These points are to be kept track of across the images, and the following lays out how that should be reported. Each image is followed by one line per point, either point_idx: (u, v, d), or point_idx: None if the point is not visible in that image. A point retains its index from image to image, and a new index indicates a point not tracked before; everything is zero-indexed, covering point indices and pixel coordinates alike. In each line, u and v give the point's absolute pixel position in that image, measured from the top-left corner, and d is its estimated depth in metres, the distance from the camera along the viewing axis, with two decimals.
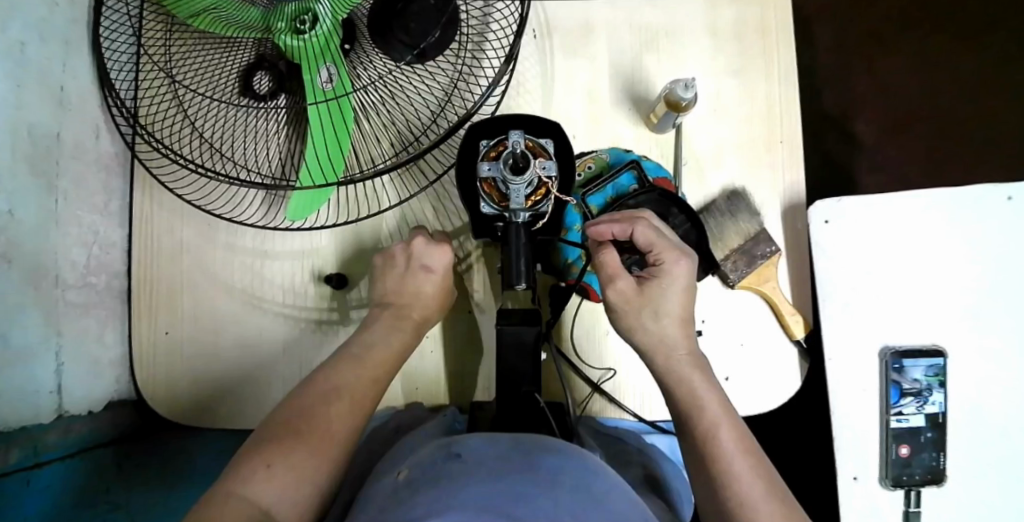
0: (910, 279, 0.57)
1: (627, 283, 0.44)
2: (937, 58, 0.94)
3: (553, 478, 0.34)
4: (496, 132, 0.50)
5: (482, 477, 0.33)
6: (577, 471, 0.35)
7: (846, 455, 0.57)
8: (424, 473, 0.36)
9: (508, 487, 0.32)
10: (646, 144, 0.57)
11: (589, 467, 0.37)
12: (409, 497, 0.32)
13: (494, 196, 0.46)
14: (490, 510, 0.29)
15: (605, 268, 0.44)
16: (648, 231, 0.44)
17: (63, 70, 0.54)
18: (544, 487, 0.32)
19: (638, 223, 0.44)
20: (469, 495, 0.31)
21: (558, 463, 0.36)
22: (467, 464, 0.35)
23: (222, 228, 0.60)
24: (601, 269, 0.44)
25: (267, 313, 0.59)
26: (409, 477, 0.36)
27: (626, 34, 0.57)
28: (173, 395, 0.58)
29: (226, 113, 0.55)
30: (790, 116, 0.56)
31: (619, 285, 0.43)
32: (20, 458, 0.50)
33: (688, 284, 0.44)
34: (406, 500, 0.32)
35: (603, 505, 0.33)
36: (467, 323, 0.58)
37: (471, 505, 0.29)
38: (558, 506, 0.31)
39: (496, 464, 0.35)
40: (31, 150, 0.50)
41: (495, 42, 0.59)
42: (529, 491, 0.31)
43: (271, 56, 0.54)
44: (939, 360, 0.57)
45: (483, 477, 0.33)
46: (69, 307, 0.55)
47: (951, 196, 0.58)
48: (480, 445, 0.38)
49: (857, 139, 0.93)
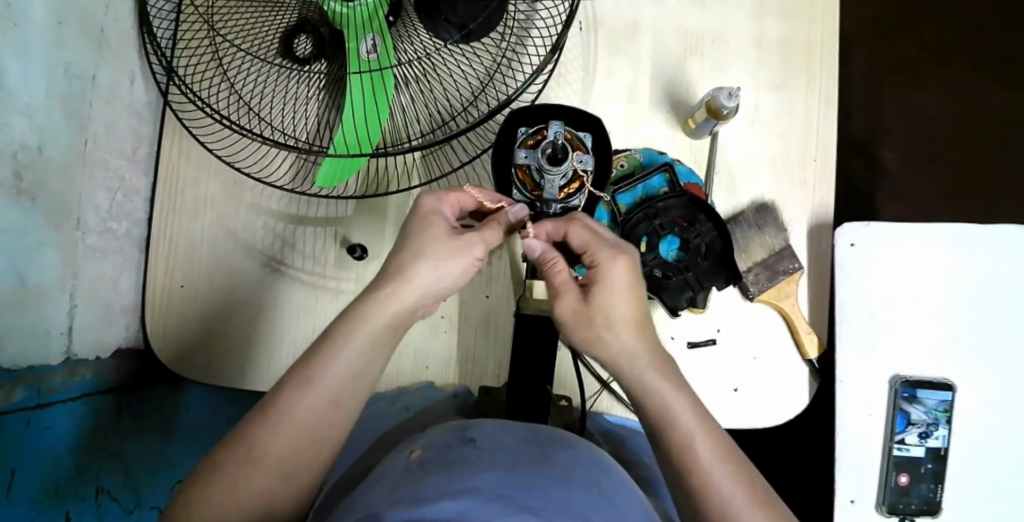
0: (930, 310, 0.57)
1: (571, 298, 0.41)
2: (970, 94, 0.94)
3: (568, 472, 0.34)
4: (535, 121, 0.50)
5: (495, 463, 0.33)
6: (591, 467, 0.35)
7: (846, 477, 0.57)
8: (435, 454, 0.36)
9: (522, 477, 0.32)
10: (680, 148, 0.57)
11: (601, 465, 0.37)
12: (422, 475, 0.32)
13: (528, 186, 0.48)
14: (504, 498, 0.29)
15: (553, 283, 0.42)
16: (581, 232, 0.42)
17: (105, 13, 0.53)
18: (560, 480, 0.33)
19: (573, 225, 0.42)
20: (484, 480, 0.31)
21: (571, 458, 0.36)
22: (481, 451, 0.35)
23: (248, 187, 0.59)
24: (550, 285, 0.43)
25: (285, 276, 0.59)
26: (419, 456, 0.36)
27: (672, 36, 0.57)
28: (183, 347, 0.58)
29: (264, 73, 0.55)
30: (826, 136, 0.56)
31: (565, 300, 0.41)
32: (23, 397, 0.49)
33: (630, 286, 0.40)
34: (418, 476, 0.32)
35: (615, 504, 0.33)
36: (483, 310, 0.57)
37: (487, 493, 0.29)
38: (574, 498, 0.31)
39: (509, 452, 0.35)
40: (67, 89, 0.50)
41: (543, 29, 0.58)
42: (545, 482, 0.32)
43: (315, 20, 0.53)
44: (948, 394, 0.57)
45: (499, 465, 0.33)
46: (89, 251, 0.55)
47: (977, 233, 0.57)
48: (493, 433, 0.38)
49: (880, 166, 0.94)
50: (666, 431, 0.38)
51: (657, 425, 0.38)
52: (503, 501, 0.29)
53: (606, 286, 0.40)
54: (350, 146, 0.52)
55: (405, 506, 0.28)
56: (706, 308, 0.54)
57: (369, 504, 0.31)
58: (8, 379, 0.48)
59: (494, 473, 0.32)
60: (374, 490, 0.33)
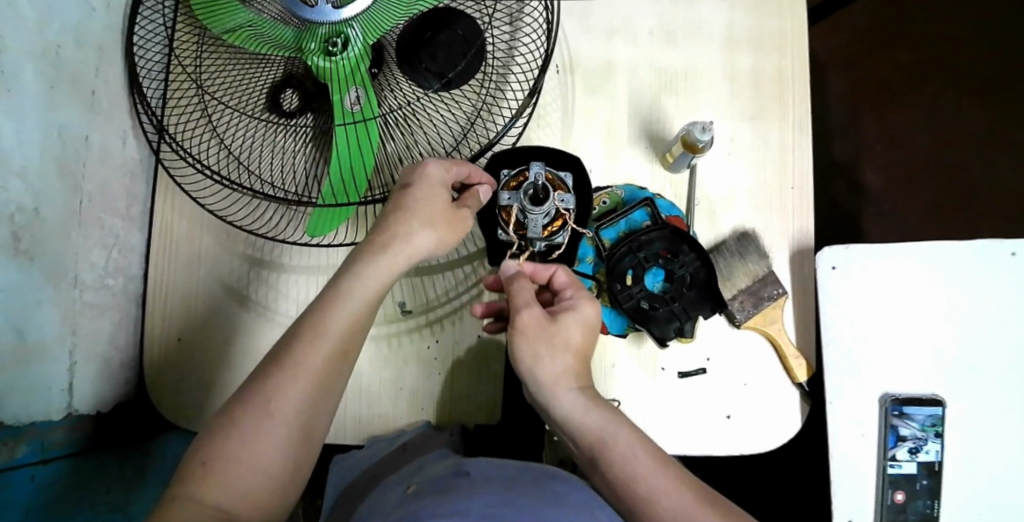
0: (918, 330, 0.58)
1: (536, 314, 0.42)
2: (947, 109, 0.96)
3: (559, 500, 0.35)
4: (517, 163, 0.51)
5: (489, 491, 0.34)
6: (581, 497, 0.36)
7: (843, 497, 0.57)
8: (428, 487, 0.37)
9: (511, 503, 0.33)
10: (660, 183, 0.58)
11: (593, 495, 0.38)
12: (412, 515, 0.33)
13: (511, 226, 0.48)
14: (495, 519, 0.30)
15: (519, 297, 0.43)
16: (564, 279, 0.47)
17: (96, 76, 0.55)
18: (552, 508, 0.34)
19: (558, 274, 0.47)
20: (478, 504, 0.32)
21: (564, 488, 0.37)
22: (473, 484, 0.36)
23: (240, 238, 0.61)
24: (514, 297, 0.43)
25: (279, 324, 0.60)
26: (414, 492, 0.37)
27: (647, 75, 0.59)
28: (181, 398, 0.59)
29: (249, 126, 0.57)
30: (802, 164, 0.57)
31: (533, 311, 0.42)
32: (26, 452, 0.50)
33: (594, 325, 0.44)
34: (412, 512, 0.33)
35: None
36: (477, 349, 0.58)
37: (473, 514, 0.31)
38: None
39: (504, 482, 0.36)
40: (60, 150, 0.51)
41: (521, 74, 0.60)
42: (537, 508, 0.33)
43: (299, 75, 0.56)
44: (938, 410, 0.57)
45: (489, 494, 0.34)
46: (86, 307, 0.56)
47: (956, 251, 0.59)
48: (487, 465, 0.39)
49: (863, 186, 0.95)
50: (652, 465, 0.39)
51: (644, 459, 0.39)
52: (493, 520, 0.30)
53: (575, 314, 0.43)
54: (337, 195, 0.53)
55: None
56: (694, 337, 0.55)
57: None
58: (12, 435, 0.49)
59: (487, 498, 0.33)
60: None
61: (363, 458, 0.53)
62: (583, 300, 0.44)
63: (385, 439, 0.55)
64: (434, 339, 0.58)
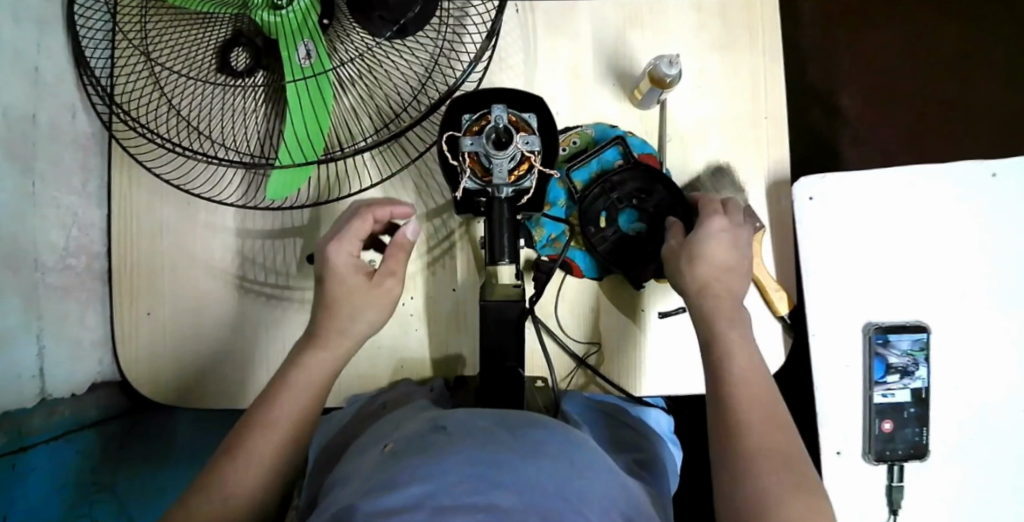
0: (902, 255, 0.57)
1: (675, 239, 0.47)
2: (923, 32, 0.94)
3: (541, 451, 0.30)
4: (479, 106, 0.48)
5: (462, 445, 0.30)
6: (561, 445, 0.32)
7: (833, 427, 0.57)
8: (404, 444, 0.34)
9: (487, 458, 0.29)
10: (630, 120, 0.56)
11: (575, 442, 0.34)
12: (391, 464, 0.31)
13: (478, 175, 0.45)
14: (467, 484, 0.27)
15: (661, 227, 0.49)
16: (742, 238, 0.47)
17: (38, 50, 0.52)
18: (529, 460, 0.29)
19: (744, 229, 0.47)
20: (452, 462, 0.28)
21: (547, 436, 0.33)
22: (451, 436, 0.33)
23: (201, 208, 0.59)
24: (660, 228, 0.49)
25: (249, 293, 0.59)
26: (391, 450, 0.34)
27: (609, 8, 0.57)
28: (156, 377, 0.58)
29: (200, 89, 0.54)
30: (775, 93, 0.56)
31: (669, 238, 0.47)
32: (4, 442, 0.50)
33: (732, 234, 0.46)
34: (389, 464, 0.31)
35: (592, 480, 0.30)
36: (452, 302, 0.58)
37: (450, 477, 0.27)
38: (543, 475, 0.28)
39: (476, 435, 0.32)
40: (7, 131, 0.49)
41: (477, 15, 0.57)
42: (513, 460, 0.29)
43: (248, 32, 0.51)
44: (922, 335, 0.57)
45: (463, 448, 0.30)
46: (50, 290, 0.54)
47: (935, 172, 0.57)
48: (464, 418, 0.35)
49: (840, 115, 0.93)
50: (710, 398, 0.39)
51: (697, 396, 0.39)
52: (465, 492, 0.26)
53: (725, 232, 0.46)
54: (293, 156, 0.51)
55: (379, 494, 0.27)
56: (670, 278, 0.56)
57: (341, 499, 0.30)
58: None
59: (460, 457, 0.29)
60: (341, 496, 0.30)
61: (343, 417, 0.52)
62: (715, 215, 0.46)
63: (365, 398, 0.54)
64: (409, 296, 0.58)
